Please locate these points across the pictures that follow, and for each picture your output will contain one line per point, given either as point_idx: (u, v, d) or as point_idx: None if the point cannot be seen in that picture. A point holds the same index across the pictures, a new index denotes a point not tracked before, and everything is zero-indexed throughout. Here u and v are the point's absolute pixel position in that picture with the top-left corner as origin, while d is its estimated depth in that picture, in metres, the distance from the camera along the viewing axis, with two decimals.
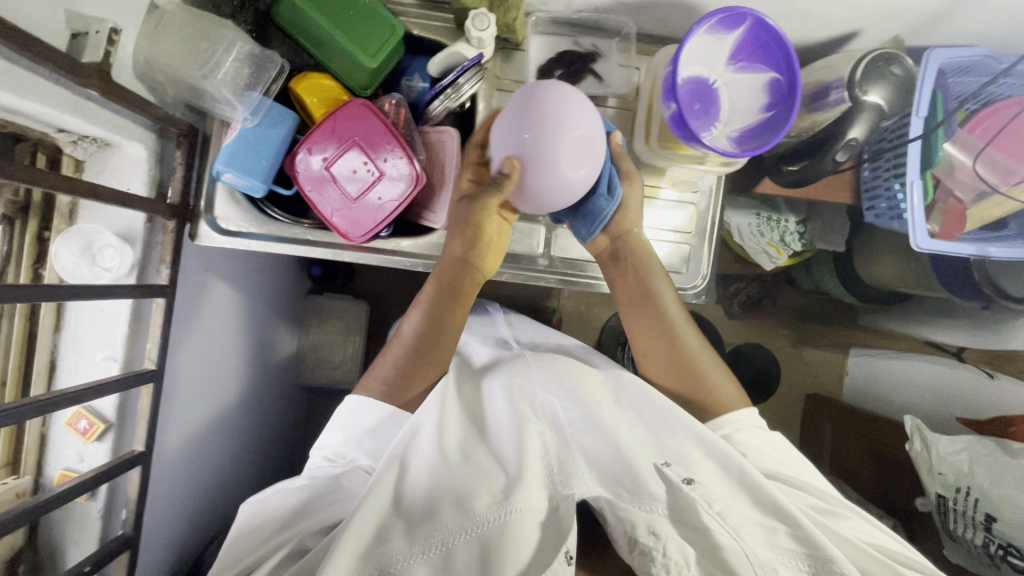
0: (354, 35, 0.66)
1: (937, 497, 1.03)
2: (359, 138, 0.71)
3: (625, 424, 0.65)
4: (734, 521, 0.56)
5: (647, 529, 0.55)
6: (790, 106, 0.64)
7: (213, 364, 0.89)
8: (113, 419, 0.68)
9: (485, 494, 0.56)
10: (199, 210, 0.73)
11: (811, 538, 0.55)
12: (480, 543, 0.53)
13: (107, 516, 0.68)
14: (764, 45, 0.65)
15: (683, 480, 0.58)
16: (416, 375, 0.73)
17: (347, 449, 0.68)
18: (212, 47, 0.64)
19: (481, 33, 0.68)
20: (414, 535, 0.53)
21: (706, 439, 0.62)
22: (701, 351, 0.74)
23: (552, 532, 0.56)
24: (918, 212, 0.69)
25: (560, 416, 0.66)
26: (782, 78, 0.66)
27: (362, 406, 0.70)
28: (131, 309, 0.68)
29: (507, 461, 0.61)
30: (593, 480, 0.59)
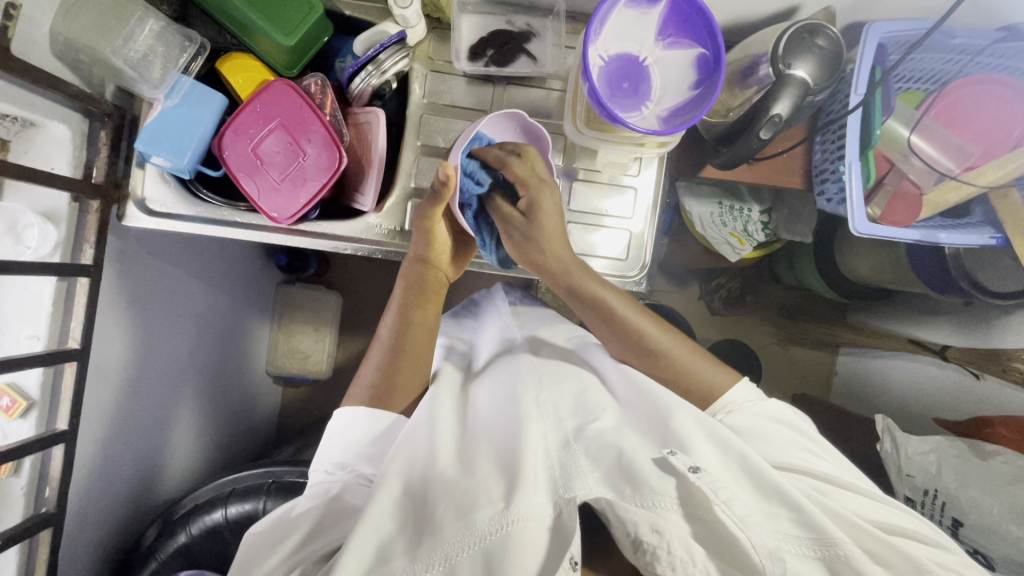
0: (269, 12, 0.65)
1: (906, 500, 0.97)
2: (283, 119, 0.71)
3: (630, 431, 0.61)
4: (741, 510, 0.52)
5: (650, 527, 0.51)
6: (716, 81, 0.62)
7: (161, 349, 0.90)
8: (36, 397, 0.68)
9: (489, 505, 0.52)
10: (128, 191, 0.74)
11: (816, 520, 0.52)
12: (483, 555, 0.50)
13: (31, 494, 0.69)
14: (688, 18, 0.63)
15: (689, 469, 0.54)
16: (402, 374, 0.69)
17: (346, 460, 0.63)
18: (122, 22, 0.65)
19: (404, 11, 0.67)
20: (416, 553, 0.50)
21: (706, 424, 0.60)
22: (676, 346, 0.69)
23: (560, 535, 0.52)
24: (856, 194, 0.66)
25: (563, 419, 0.63)
26: (708, 52, 0.63)
27: (353, 419, 0.65)
28: (55, 287, 0.68)
29: (507, 461, 0.57)
30: (597, 481, 0.55)
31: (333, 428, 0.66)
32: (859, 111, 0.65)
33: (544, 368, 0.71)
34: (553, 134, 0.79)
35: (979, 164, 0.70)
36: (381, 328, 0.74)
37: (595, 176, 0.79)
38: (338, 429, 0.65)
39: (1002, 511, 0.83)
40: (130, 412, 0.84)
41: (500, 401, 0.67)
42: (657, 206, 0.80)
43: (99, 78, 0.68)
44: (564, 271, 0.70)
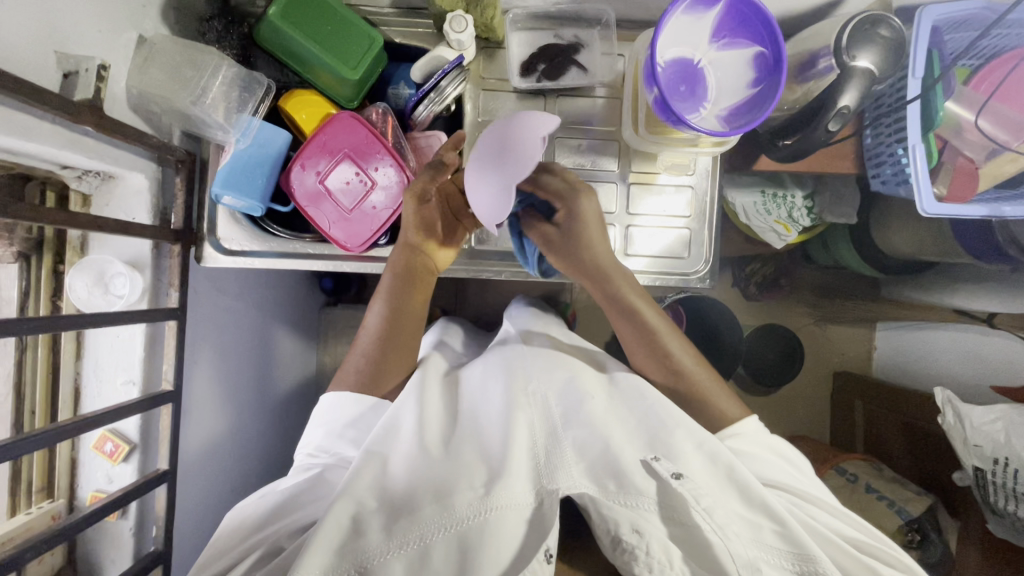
0: (331, 49, 0.66)
1: (974, 470, 0.99)
2: (349, 149, 0.72)
3: (615, 425, 0.62)
4: (721, 518, 0.54)
5: (630, 527, 0.53)
6: (778, 81, 0.63)
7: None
8: (137, 440, 0.70)
9: (468, 489, 0.55)
10: (201, 232, 0.76)
11: (797, 535, 0.53)
12: (456, 540, 0.52)
13: (138, 534, 0.71)
14: (746, 20, 0.64)
15: (672, 475, 0.56)
16: (387, 364, 0.71)
17: (330, 442, 0.66)
18: (198, 74, 0.67)
19: (460, 35, 0.69)
20: (392, 531, 0.52)
21: (698, 435, 0.61)
22: (696, 368, 0.71)
23: (539, 527, 0.54)
24: (924, 176, 0.66)
25: (551, 407, 0.65)
26: (767, 52, 0.65)
27: (342, 401, 0.68)
28: (145, 332, 0.70)
29: (494, 453, 0.59)
30: (580, 474, 0.57)
31: (321, 409, 0.69)
32: (919, 100, 0.66)
33: (532, 355, 0.74)
34: (607, 141, 0.80)
35: None
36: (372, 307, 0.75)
37: (652, 179, 0.81)
38: (326, 412, 0.68)
39: None
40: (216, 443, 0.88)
41: (484, 402, 0.68)
42: (713, 203, 0.81)
43: (168, 125, 0.70)
44: (606, 276, 0.72)
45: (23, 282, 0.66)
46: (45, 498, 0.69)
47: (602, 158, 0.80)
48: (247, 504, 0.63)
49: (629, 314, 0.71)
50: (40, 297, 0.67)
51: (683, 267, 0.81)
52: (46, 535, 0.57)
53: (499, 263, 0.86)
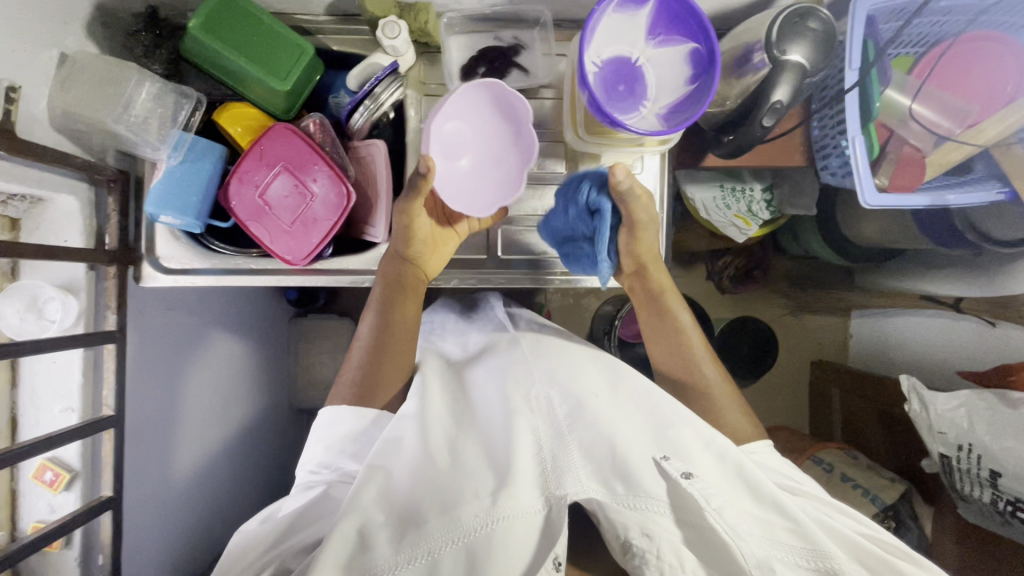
0: (259, 60, 0.65)
1: (940, 457, 0.99)
2: (287, 162, 0.71)
3: (617, 421, 0.63)
4: (731, 518, 0.56)
5: (639, 530, 0.57)
6: (713, 76, 0.62)
7: (195, 403, 0.90)
8: (79, 467, 0.69)
9: (474, 499, 0.57)
10: (140, 252, 0.74)
11: (811, 532, 0.55)
12: (465, 551, 0.55)
13: (84, 563, 0.69)
14: (678, 17, 0.64)
15: (681, 474, 0.58)
16: (383, 376, 0.71)
17: (330, 457, 0.66)
18: (120, 90, 0.65)
19: (393, 41, 0.68)
20: (402, 543, 0.55)
21: (707, 433, 0.62)
22: (716, 379, 0.73)
23: (548, 531, 0.56)
24: (864, 167, 0.66)
25: (555, 410, 0.66)
26: (702, 48, 0.64)
27: (340, 413, 0.68)
28: (83, 357, 0.69)
29: (500, 459, 0.61)
30: (587, 477, 0.59)
31: (319, 424, 0.69)
32: (857, 89, 0.66)
33: (534, 355, 0.74)
34: (553, 143, 0.79)
35: (980, 120, 0.70)
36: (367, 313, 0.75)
37: None
38: (323, 426, 0.68)
39: None
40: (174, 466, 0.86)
41: (491, 406, 0.69)
42: (664, 200, 0.80)
43: (100, 145, 0.69)
44: (643, 270, 0.75)
45: None
46: None
47: (549, 159, 0.79)
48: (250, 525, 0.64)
49: (663, 312, 0.75)
50: None
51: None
52: None
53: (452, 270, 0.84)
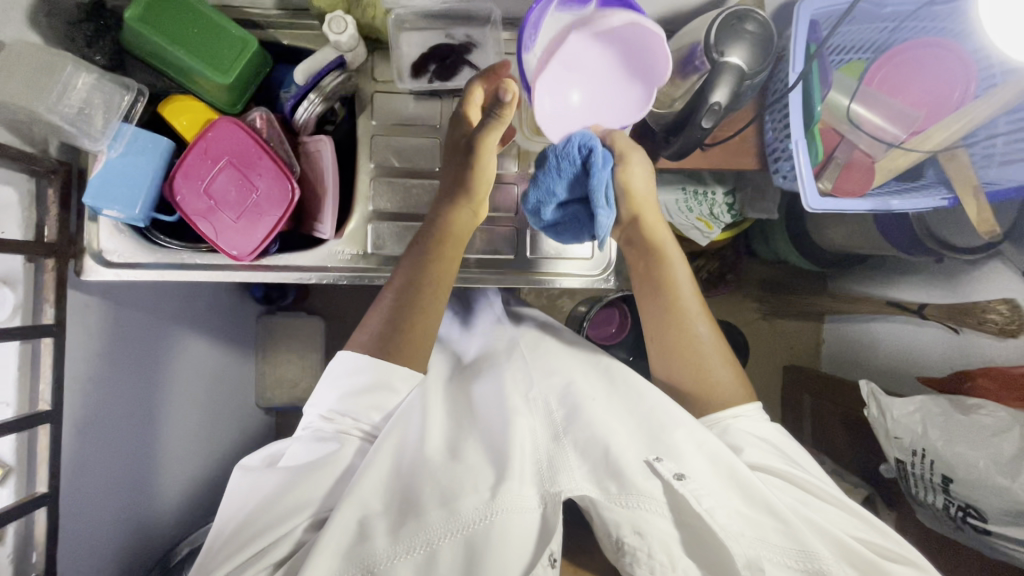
0: (202, 52, 0.64)
1: (896, 462, 0.99)
2: (232, 156, 0.70)
3: (614, 423, 0.65)
4: (722, 518, 0.57)
5: (631, 529, 0.57)
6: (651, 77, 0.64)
7: (151, 399, 0.89)
8: (13, 461, 0.67)
9: (474, 493, 0.58)
10: (82, 245, 0.73)
11: (799, 533, 0.57)
12: (463, 544, 0.55)
13: (17, 561, 0.68)
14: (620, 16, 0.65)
15: (674, 475, 0.58)
16: (404, 329, 0.67)
17: (344, 407, 0.65)
18: (56, 79, 0.64)
19: (340, 36, 0.67)
20: (398, 535, 0.55)
21: (697, 435, 0.62)
22: (711, 343, 0.71)
23: (544, 531, 0.57)
24: (806, 172, 0.66)
25: (555, 414, 0.68)
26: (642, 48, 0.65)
27: (357, 367, 0.65)
28: (19, 350, 0.68)
29: (497, 455, 0.62)
30: (582, 476, 0.60)
31: (335, 366, 0.67)
32: (800, 88, 0.65)
33: (535, 359, 0.76)
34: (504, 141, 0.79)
35: (924, 127, 0.71)
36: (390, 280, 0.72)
37: None
38: (342, 373, 0.65)
39: (988, 464, 0.85)
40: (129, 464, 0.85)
41: (496, 399, 0.70)
42: None
43: (42, 135, 0.67)
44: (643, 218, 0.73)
45: None
46: None
47: None
48: (251, 465, 0.65)
49: (655, 268, 0.73)
50: None
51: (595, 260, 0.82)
52: None
53: None
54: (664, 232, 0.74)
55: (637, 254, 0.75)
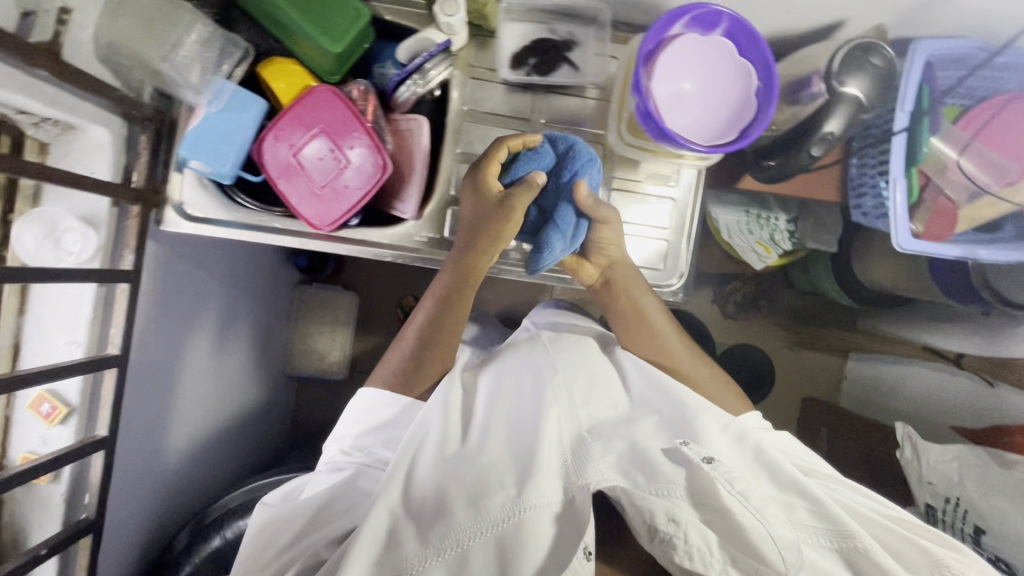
0: (315, 19, 0.64)
1: (926, 507, 0.99)
2: (326, 124, 0.70)
3: (642, 420, 0.68)
4: (756, 500, 0.59)
5: (667, 516, 0.59)
6: (768, 111, 0.62)
7: (197, 357, 0.91)
8: (76, 403, 0.68)
9: (501, 491, 0.59)
10: (165, 195, 0.73)
11: (827, 509, 0.61)
12: (496, 542, 0.57)
13: (70, 500, 0.69)
14: (747, 47, 0.64)
15: (704, 459, 0.61)
16: (428, 359, 0.71)
17: (364, 441, 0.67)
18: (170, 28, 0.64)
19: (450, 18, 0.67)
20: (427, 536, 0.57)
21: (723, 419, 0.68)
22: (699, 364, 0.78)
23: (573, 523, 0.59)
24: (901, 210, 0.66)
25: (579, 409, 0.68)
26: (762, 83, 0.63)
27: (379, 398, 0.68)
28: (96, 293, 0.68)
29: (522, 447, 0.64)
30: (608, 467, 0.62)
31: (356, 400, 0.69)
32: (905, 133, 0.66)
33: (556, 348, 0.76)
34: (589, 142, 0.79)
35: (1018, 180, 0.69)
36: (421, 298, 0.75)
37: (635, 187, 0.79)
38: (363, 408, 0.68)
39: None
40: (173, 426, 0.87)
41: (512, 390, 0.71)
42: (693, 218, 0.80)
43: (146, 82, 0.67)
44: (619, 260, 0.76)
45: None
46: None
47: None
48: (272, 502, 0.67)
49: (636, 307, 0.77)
50: None
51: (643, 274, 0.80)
52: None
53: None
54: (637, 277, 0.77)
55: (614, 296, 0.77)
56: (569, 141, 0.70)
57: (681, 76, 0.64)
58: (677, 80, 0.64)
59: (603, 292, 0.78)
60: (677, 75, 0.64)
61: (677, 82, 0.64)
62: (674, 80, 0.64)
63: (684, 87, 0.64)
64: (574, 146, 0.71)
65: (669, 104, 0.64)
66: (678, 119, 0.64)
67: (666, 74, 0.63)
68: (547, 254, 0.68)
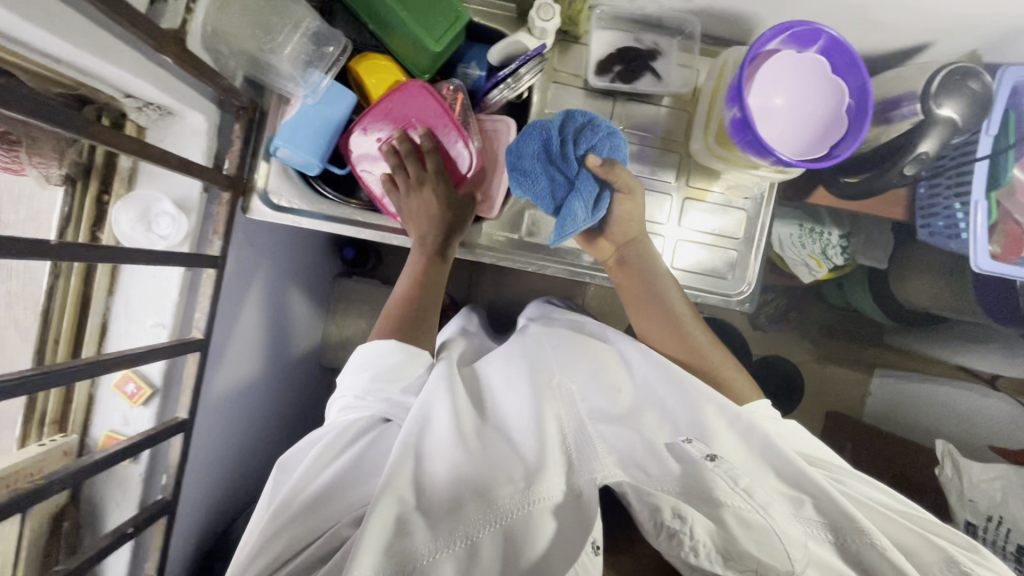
0: (419, 18, 0.65)
1: (966, 525, 0.99)
2: (415, 119, 0.69)
3: (648, 410, 0.62)
4: (760, 497, 0.53)
5: (673, 512, 0.52)
6: (858, 132, 0.63)
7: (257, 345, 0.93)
8: (159, 385, 0.69)
9: (508, 482, 0.54)
10: (252, 183, 0.74)
11: (833, 504, 0.55)
12: (504, 534, 0.51)
13: (147, 480, 0.69)
14: (842, 66, 0.64)
15: (705, 456, 0.56)
16: (424, 326, 0.68)
17: (377, 388, 0.63)
18: (278, 23, 0.65)
19: (545, 23, 0.67)
20: (437, 528, 0.50)
21: (728, 410, 0.61)
22: (713, 349, 0.73)
23: (579, 519, 0.53)
24: (980, 233, 0.69)
25: (579, 402, 0.63)
26: (853, 103, 0.64)
27: (385, 347, 0.64)
28: (183, 277, 0.69)
29: (526, 447, 0.58)
30: (610, 462, 0.56)
31: (360, 351, 0.66)
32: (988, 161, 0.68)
33: (555, 342, 0.71)
34: (666, 150, 0.80)
35: None
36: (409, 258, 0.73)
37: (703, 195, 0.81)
38: (371, 356, 0.64)
39: None
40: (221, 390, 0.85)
41: (510, 384, 0.66)
42: (765, 232, 0.81)
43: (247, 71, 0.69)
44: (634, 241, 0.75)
45: (65, 207, 0.64)
46: (58, 433, 0.67)
47: (659, 169, 0.80)
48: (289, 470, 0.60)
49: (651, 282, 0.75)
50: (81, 225, 0.65)
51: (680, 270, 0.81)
52: (68, 470, 0.55)
53: (527, 256, 0.79)
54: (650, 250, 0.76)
55: (630, 274, 0.75)
56: (588, 115, 0.67)
57: (775, 90, 0.65)
58: (769, 94, 0.66)
59: (618, 271, 0.76)
60: (769, 90, 0.65)
61: (768, 96, 0.66)
62: (766, 95, 0.66)
63: (777, 101, 0.66)
64: (595, 119, 0.67)
65: (761, 117, 0.66)
66: (771, 131, 0.66)
67: (760, 88, 0.65)
68: (571, 224, 0.66)
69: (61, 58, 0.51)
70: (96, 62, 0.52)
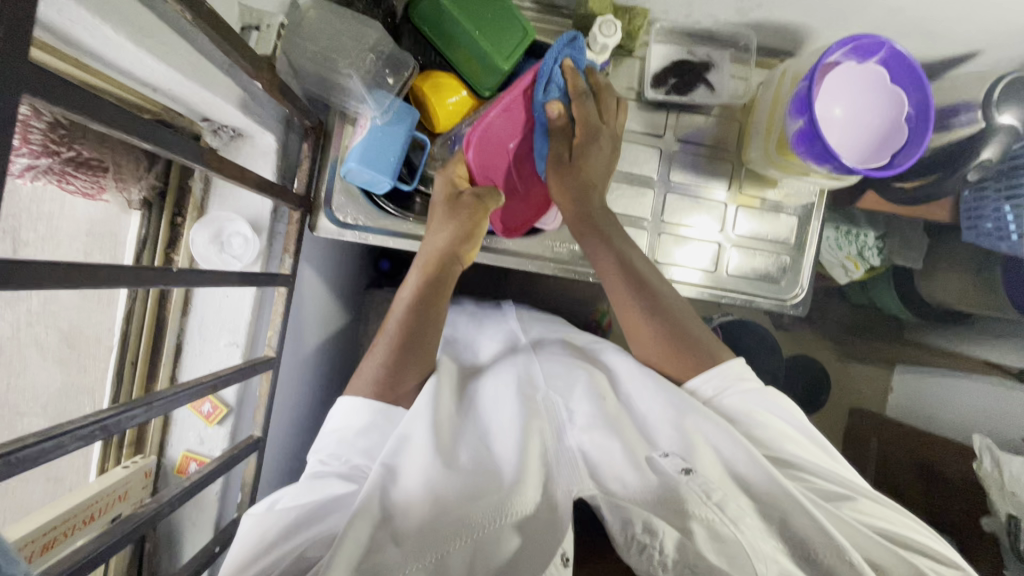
0: (490, 38, 0.69)
1: (1009, 518, 0.94)
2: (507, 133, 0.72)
3: (627, 421, 0.58)
4: (734, 513, 0.49)
5: (643, 525, 0.48)
6: (920, 144, 0.64)
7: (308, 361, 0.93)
8: (233, 403, 0.69)
9: (486, 495, 0.48)
10: (318, 202, 0.75)
11: (799, 526, 0.48)
12: (474, 547, 0.46)
13: (222, 499, 0.70)
14: (903, 75, 0.66)
15: (680, 470, 0.51)
16: (407, 368, 0.62)
17: (342, 447, 0.57)
18: (342, 48, 0.65)
19: (607, 39, 0.70)
20: (409, 542, 0.45)
21: (714, 423, 0.56)
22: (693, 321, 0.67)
23: (547, 531, 0.48)
24: None
25: (563, 417, 0.59)
26: (910, 111, 0.66)
27: (356, 405, 0.59)
28: (255, 296, 0.70)
29: (505, 459, 0.53)
30: (586, 475, 0.53)
31: (333, 414, 0.60)
32: None
33: (548, 361, 0.68)
34: (720, 157, 0.81)
35: None
36: (409, 276, 0.69)
37: (752, 202, 0.82)
38: (339, 415, 0.59)
39: None
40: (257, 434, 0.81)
41: (499, 401, 0.61)
42: (816, 237, 0.83)
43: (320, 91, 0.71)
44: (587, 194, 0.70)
45: (142, 230, 0.66)
46: (136, 454, 0.68)
47: (710, 177, 0.81)
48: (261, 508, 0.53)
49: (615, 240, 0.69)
50: (156, 248, 0.66)
51: (713, 272, 0.82)
52: (180, 489, 0.54)
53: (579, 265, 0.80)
54: (594, 193, 0.71)
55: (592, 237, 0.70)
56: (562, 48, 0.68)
57: (839, 102, 0.67)
58: (828, 106, 0.67)
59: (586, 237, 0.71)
60: (828, 96, 0.67)
61: (828, 111, 0.67)
62: (829, 107, 0.67)
63: (835, 112, 0.67)
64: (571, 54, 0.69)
65: (827, 126, 0.67)
66: (833, 140, 0.68)
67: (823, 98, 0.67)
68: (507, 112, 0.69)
69: (154, 82, 0.52)
70: (190, 86, 0.53)
